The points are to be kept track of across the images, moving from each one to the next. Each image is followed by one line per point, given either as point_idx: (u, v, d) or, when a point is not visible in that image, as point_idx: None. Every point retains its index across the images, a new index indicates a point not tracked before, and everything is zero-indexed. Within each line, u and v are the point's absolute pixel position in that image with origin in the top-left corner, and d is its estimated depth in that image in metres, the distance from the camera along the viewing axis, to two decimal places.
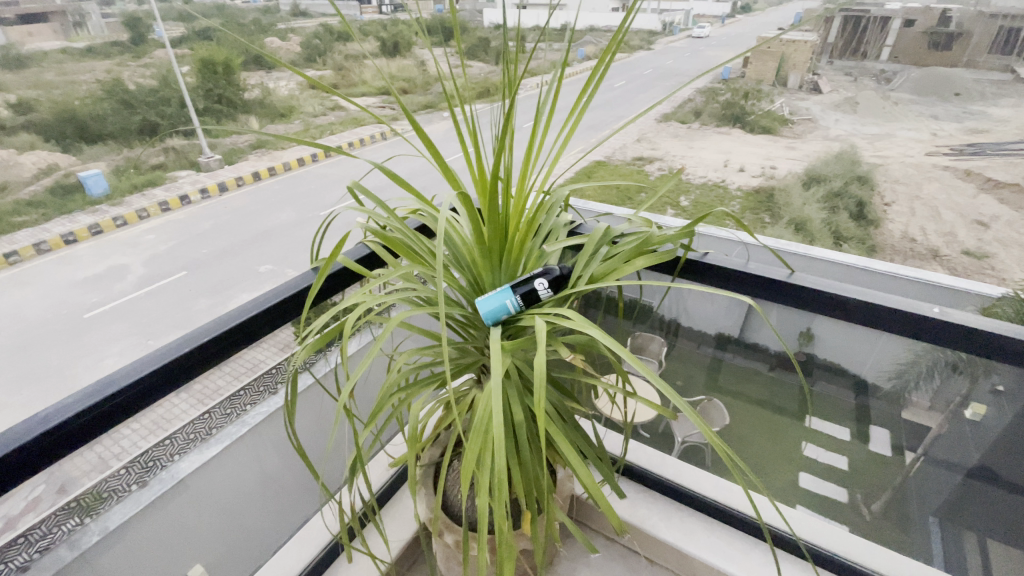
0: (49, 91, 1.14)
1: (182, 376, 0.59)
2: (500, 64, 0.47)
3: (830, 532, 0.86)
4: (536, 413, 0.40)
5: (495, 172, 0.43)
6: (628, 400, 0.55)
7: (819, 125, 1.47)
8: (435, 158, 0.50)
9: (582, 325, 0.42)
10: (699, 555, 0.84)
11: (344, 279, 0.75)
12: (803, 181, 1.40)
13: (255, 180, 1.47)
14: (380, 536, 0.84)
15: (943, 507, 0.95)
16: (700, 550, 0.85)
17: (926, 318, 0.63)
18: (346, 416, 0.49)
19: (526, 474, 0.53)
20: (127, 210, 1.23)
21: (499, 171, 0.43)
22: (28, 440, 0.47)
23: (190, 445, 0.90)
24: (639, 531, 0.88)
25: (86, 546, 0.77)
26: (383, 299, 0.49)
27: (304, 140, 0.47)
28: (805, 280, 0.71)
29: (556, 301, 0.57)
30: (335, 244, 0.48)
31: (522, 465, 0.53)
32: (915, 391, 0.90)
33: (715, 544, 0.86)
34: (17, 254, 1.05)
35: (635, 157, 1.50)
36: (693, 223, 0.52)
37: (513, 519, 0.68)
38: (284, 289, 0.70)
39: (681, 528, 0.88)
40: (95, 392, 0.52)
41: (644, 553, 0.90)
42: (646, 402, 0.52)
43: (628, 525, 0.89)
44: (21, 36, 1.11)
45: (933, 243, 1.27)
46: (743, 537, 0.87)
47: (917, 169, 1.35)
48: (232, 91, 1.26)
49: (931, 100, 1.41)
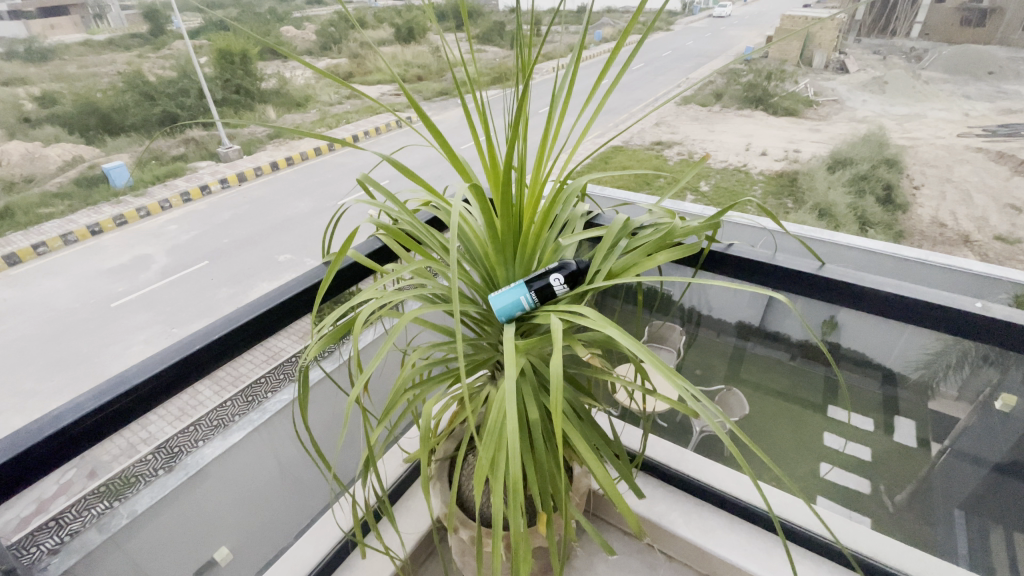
0: (71, 83, 1.15)
1: (205, 365, 0.60)
2: (514, 48, 0.46)
3: (851, 529, 0.85)
4: (552, 413, 0.39)
5: (508, 162, 0.42)
6: (647, 397, 0.55)
7: (845, 106, 1.40)
8: (447, 151, 0.50)
9: (599, 323, 0.42)
10: (718, 553, 0.84)
11: (356, 272, 0.75)
12: (828, 165, 1.36)
13: (272, 170, 1.44)
14: (394, 530, 0.86)
15: (970, 500, 0.93)
16: (719, 548, 0.85)
17: (961, 311, 0.61)
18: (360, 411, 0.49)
19: (542, 473, 0.53)
20: (150, 202, 1.27)
21: (512, 161, 0.43)
22: (60, 427, 0.48)
23: (213, 432, 0.92)
24: (657, 528, 0.89)
25: (115, 529, 0.81)
26: (396, 296, 0.49)
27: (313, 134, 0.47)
28: (835, 273, 0.70)
29: (572, 296, 0.56)
30: (345, 238, 0.48)
31: (537, 466, 0.54)
32: (944, 380, 0.87)
33: (734, 542, 0.86)
34: (46, 245, 1.11)
35: (654, 142, 1.48)
36: (718, 215, 0.51)
37: (529, 516, 0.69)
38: (299, 283, 0.71)
39: (699, 524, 0.88)
40: (123, 380, 0.54)
41: (662, 550, 0.91)
42: (664, 400, 0.51)
43: (646, 522, 0.89)
44: (43, 29, 1.09)
45: (963, 227, 1.22)
46: (763, 536, 0.86)
47: (948, 152, 1.27)
48: (249, 80, 1.25)
49: (964, 79, 1.27)
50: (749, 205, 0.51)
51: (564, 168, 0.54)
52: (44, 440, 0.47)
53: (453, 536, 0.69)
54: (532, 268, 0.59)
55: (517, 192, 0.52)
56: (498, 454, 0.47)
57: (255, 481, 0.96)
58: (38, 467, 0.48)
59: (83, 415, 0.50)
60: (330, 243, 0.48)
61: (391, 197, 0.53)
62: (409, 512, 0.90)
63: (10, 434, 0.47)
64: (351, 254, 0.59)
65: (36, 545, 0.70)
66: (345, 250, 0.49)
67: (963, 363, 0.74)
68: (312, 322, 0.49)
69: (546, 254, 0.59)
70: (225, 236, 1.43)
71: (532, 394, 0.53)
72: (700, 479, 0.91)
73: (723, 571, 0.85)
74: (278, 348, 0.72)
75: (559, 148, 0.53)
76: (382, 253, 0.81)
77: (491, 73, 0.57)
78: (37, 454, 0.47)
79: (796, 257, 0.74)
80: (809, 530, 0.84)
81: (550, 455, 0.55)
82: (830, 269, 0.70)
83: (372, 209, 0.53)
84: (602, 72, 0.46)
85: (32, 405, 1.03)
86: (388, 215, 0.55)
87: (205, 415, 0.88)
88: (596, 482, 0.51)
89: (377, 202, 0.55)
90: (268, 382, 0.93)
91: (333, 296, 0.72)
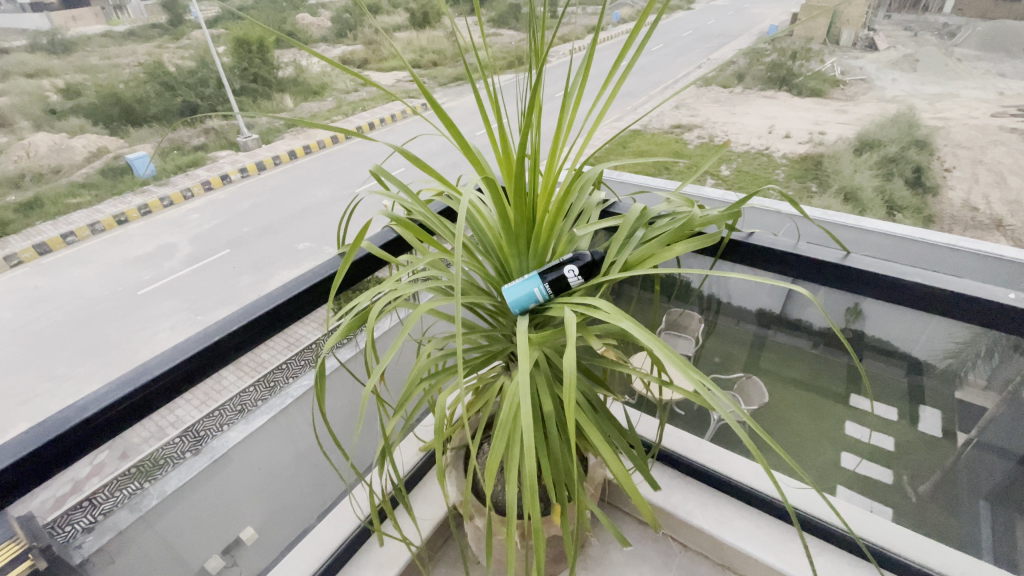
0: (95, 75, 1.17)
1: (227, 352, 0.62)
2: (527, 32, 0.45)
3: (870, 522, 0.84)
4: (566, 404, 0.39)
5: (521, 149, 0.42)
6: (663, 390, 0.54)
7: (874, 86, 1.35)
8: (458, 140, 0.49)
9: (615, 316, 0.41)
10: (735, 544, 0.84)
11: (369, 264, 0.75)
12: (855, 147, 1.30)
13: (291, 159, 1.43)
14: (409, 518, 0.88)
15: (996, 491, 0.91)
16: (735, 539, 0.84)
17: (998, 304, 0.59)
18: (375, 401, 0.50)
19: (556, 464, 0.54)
20: (172, 190, 1.23)
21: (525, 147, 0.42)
22: (90, 414, 0.50)
23: (238, 416, 0.94)
24: (673, 518, 0.89)
25: (146, 509, 0.83)
26: (411, 289, 0.49)
27: (324, 124, 0.47)
28: (862, 262, 0.68)
29: (587, 288, 0.56)
30: (358, 230, 0.48)
31: (551, 459, 0.55)
32: (972, 370, 0.83)
33: (752, 532, 0.85)
34: (73, 235, 1.14)
35: (673, 125, 1.46)
36: (739, 204, 0.50)
37: (543, 505, 0.70)
38: (311, 275, 0.71)
39: (717, 516, 0.88)
40: (150, 367, 0.55)
41: (678, 539, 0.91)
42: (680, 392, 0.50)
43: (662, 512, 0.90)
44: (66, 21, 1.15)
45: (996, 211, 1.17)
46: (783, 529, 0.85)
47: (982, 132, 1.22)
48: (266, 69, 1.23)
49: (998, 56, 1.24)
50: (772, 194, 0.50)
51: (579, 155, 0.53)
52: (67, 426, 0.49)
53: (467, 523, 0.71)
54: (546, 259, 0.59)
55: (532, 180, 0.52)
56: (515, 451, 0.47)
57: (271, 466, 0.99)
58: (64, 454, 0.50)
59: (105, 406, 0.51)
60: (345, 236, 0.48)
61: (403, 186, 0.53)
62: (426, 498, 0.92)
63: (35, 424, 0.49)
64: (364, 245, 0.59)
65: (70, 524, 0.73)
66: (358, 243, 0.49)
67: (992, 353, 0.72)
68: (326, 312, 0.50)
69: (561, 246, 0.59)
70: (247, 224, 1.45)
71: (546, 387, 0.54)
72: (719, 470, 0.91)
73: (740, 561, 0.85)
74: (295, 337, 0.73)
75: (574, 136, 0.53)
76: (397, 243, 0.81)
77: (505, 59, 0.57)
78: (63, 442, 0.49)
79: (822, 246, 0.72)
80: (828, 524, 0.83)
81: (565, 446, 0.55)
82: (856, 259, 0.68)
83: (385, 199, 0.53)
84: (619, 57, 0.45)
85: (64, 389, 1.08)
86: (401, 205, 0.55)
87: (229, 402, 0.88)
88: (610, 473, 0.51)
89: (391, 192, 0.54)
90: (291, 367, 0.94)
91: (347, 287, 0.73)
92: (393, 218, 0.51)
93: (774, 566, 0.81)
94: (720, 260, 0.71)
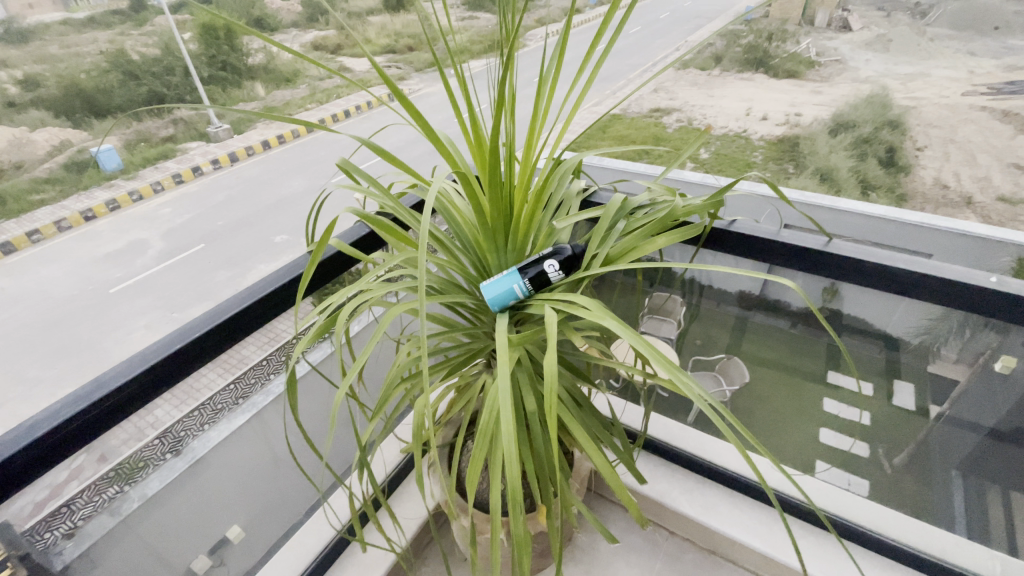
0: (54, 65, 1.06)
1: (207, 351, 0.61)
2: (499, 16, 0.44)
3: (849, 501, 0.87)
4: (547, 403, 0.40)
5: (494, 139, 0.41)
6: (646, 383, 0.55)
7: (848, 66, 1.37)
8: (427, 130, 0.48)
9: (598, 314, 0.41)
10: (720, 529, 0.86)
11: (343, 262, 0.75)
12: (830, 128, 1.31)
13: (265, 150, 1.39)
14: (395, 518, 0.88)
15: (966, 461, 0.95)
16: (721, 525, 0.86)
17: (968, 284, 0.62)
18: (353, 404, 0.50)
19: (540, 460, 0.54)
20: (141, 184, 1.22)
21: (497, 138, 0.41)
22: (64, 420, 0.49)
23: (218, 416, 0.93)
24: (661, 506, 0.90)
25: (127, 512, 0.84)
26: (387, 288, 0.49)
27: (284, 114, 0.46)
28: (841, 248, 0.69)
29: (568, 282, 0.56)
30: (325, 227, 0.47)
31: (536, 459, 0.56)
32: (944, 345, 0.86)
33: (737, 517, 0.87)
34: (39, 233, 1.10)
35: (652, 108, 1.46)
36: (720, 193, 0.50)
37: (528, 501, 0.71)
38: (285, 272, 0.70)
39: (702, 502, 0.90)
40: (126, 368, 0.54)
41: (665, 525, 0.93)
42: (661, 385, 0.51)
43: (649, 500, 0.91)
44: (21, 8, 1.01)
45: (966, 189, 1.21)
46: (766, 511, 0.88)
47: (952, 111, 1.25)
48: (236, 56, 1.19)
49: (969, 34, 1.25)
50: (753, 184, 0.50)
51: (557, 142, 0.52)
52: (37, 437, 0.48)
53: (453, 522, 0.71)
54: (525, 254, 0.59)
55: (507, 170, 0.51)
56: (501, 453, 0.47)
57: (254, 467, 0.98)
58: (40, 462, 0.49)
59: (78, 411, 0.50)
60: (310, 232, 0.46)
61: (370, 179, 0.51)
62: (414, 493, 0.92)
63: (3, 433, 0.47)
64: (334, 243, 0.58)
65: (50, 530, 0.72)
66: (325, 241, 0.48)
67: (964, 329, 0.75)
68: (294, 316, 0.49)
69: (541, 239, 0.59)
70: (219, 218, 1.42)
71: (529, 384, 0.54)
72: (703, 457, 0.93)
73: (726, 545, 0.87)
74: (273, 334, 0.71)
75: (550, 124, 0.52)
76: (371, 240, 0.80)
77: (479, 45, 0.56)
78: (34, 450, 0.47)
79: (801, 232, 0.73)
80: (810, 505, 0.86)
81: (548, 442, 0.56)
82: (837, 244, 0.70)
83: (355, 193, 0.52)
84: (593, 40, 0.44)
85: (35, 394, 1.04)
86: (372, 199, 0.54)
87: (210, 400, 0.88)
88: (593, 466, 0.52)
89: (361, 186, 0.53)
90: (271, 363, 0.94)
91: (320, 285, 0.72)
92: (362, 215, 0.50)
93: (758, 549, 0.83)
94: (702, 248, 0.71)
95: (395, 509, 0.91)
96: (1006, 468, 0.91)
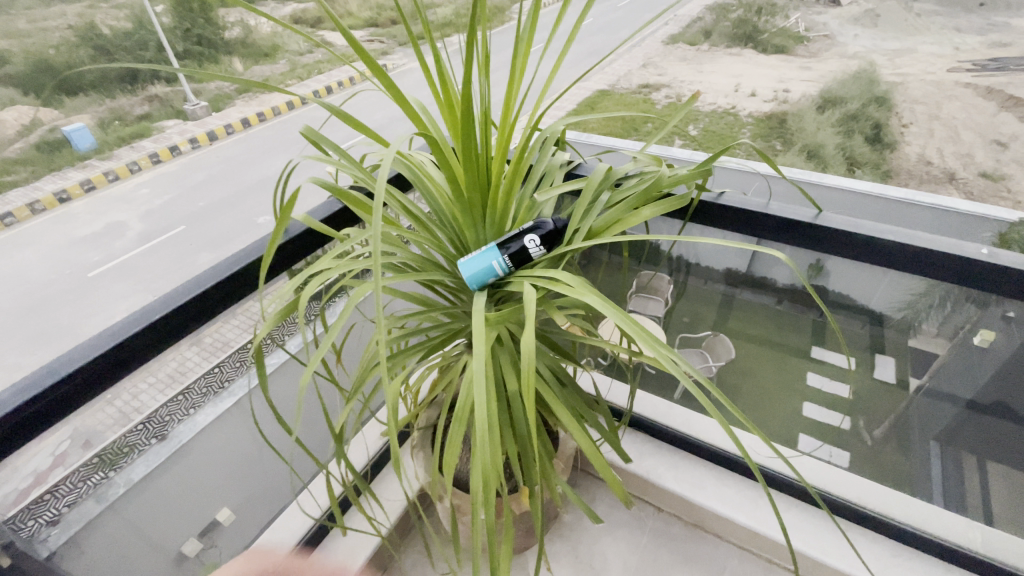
0: (21, 41, 1.00)
1: (183, 327, 0.60)
2: None
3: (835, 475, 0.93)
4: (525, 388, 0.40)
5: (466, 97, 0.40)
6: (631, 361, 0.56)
7: (837, 41, 1.37)
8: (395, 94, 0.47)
9: (579, 291, 0.41)
10: (706, 504, 0.89)
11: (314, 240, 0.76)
12: (818, 105, 1.31)
13: (244, 127, 1.38)
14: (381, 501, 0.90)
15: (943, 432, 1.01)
16: (706, 500, 0.89)
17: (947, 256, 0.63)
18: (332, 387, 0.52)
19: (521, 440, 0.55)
20: (117, 164, 1.21)
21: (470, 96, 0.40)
22: (35, 396, 0.48)
23: (204, 399, 0.92)
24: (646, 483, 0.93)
25: (112, 497, 0.83)
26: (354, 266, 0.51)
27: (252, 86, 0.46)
28: (831, 220, 0.69)
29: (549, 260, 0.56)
30: (287, 198, 0.49)
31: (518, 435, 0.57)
32: (924, 319, 0.88)
33: (722, 493, 0.90)
34: (12, 216, 1.05)
35: (641, 85, 1.45)
36: (707, 162, 0.51)
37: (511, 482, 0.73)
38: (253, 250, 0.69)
39: (687, 479, 0.92)
40: (98, 344, 0.53)
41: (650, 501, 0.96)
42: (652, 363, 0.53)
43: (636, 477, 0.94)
44: None
45: (950, 165, 1.22)
46: (753, 487, 0.91)
47: (937, 87, 1.26)
48: (212, 30, 1.16)
49: (954, 10, 1.33)
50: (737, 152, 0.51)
51: (535, 110, 0.52)
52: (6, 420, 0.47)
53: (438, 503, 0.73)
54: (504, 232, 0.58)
55: (484, 138, 0.51)
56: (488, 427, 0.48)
57: (238, 450, 1.00)
58: (12, 439, 0.48)
59: (50, 386, 0.49)
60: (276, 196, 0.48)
61: (339, 151, 0.53)
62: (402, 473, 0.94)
63: None
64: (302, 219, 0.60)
65: (34, 517, 0.71)
66: (286, 213, 0.50)
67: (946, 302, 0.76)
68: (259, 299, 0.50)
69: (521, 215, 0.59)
70: (201, 199, 1.35)
71: (510, 365, 0.55)
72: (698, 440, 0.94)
73: (711, 519, 0.90)
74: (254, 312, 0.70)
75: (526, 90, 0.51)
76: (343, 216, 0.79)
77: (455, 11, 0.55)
78: (5, 426, 0.46)
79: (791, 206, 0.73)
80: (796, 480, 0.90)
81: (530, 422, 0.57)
82: (826, 217, 0.70)
83: (326, 165, 0.52)
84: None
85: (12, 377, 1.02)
86: (344, 171, 0.54)
87: (196, 382, 0.87)
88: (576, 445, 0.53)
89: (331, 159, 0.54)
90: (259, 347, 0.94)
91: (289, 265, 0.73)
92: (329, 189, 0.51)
93: (743, 524, 0.86)
94: (689, 223, 0.71)
95: (383, 493, 0.92)
96: (982, 439, 0.98)
